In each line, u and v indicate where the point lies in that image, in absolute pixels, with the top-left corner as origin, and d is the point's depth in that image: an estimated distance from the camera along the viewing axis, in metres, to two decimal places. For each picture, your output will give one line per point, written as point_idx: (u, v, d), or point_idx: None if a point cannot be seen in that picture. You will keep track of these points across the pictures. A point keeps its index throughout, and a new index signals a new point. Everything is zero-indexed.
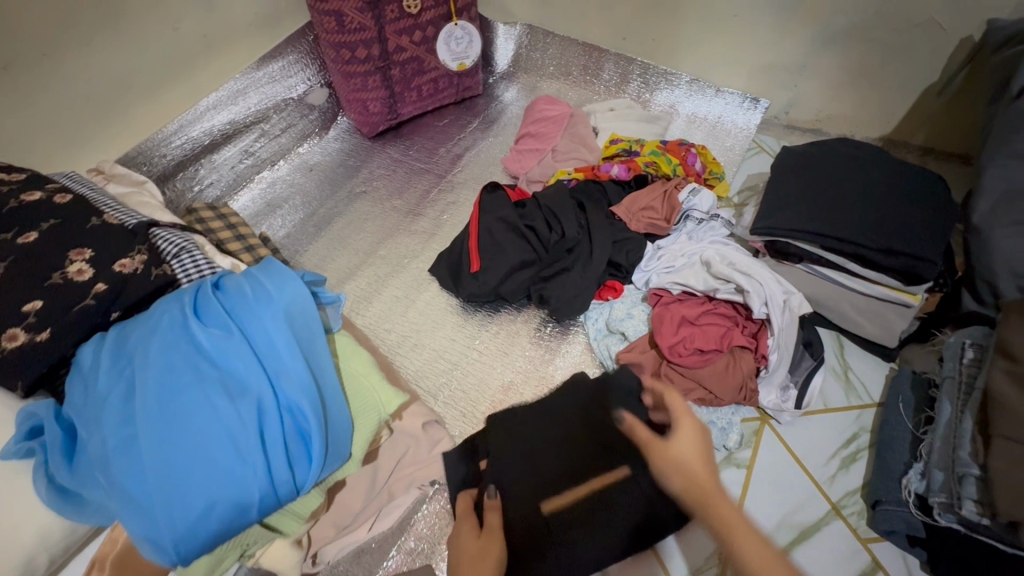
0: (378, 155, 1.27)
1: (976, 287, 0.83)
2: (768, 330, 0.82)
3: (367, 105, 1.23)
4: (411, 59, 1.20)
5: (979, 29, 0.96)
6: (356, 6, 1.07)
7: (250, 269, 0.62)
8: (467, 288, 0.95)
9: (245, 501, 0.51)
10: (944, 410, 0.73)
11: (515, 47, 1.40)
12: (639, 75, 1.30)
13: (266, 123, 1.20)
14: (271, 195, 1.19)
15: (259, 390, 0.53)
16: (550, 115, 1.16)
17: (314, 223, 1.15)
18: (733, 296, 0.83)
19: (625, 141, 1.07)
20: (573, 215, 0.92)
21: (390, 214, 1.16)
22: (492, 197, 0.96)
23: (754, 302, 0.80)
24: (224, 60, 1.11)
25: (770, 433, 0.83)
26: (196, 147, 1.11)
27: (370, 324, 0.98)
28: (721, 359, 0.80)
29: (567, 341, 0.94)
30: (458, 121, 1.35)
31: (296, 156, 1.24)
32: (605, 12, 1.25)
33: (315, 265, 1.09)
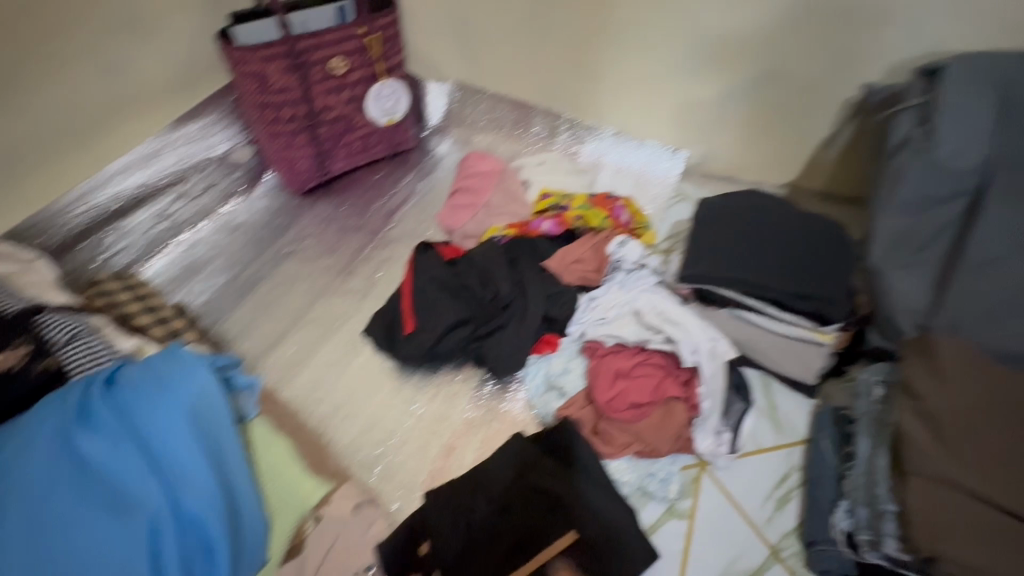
0: (307, 212, 1.24)
1: (879, 324, 0.90)
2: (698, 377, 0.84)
3: (295, 163, 1.20)
4: (339, 117, 1.20)
5: (857, 91, 1.07)
6: (279, 67, 1.06)
7: (152, 357, 0.67)
8: (402, 351, 0.92)
9: None
10: (862, 447, 0.77)
11: (446, 102, 1.42)
12: (567, 128, 1.36)
13: (184, 184, 1.14)
14: (190, 259, 1.12)
15: (156, 503, 0.58)
16: (481, 171, 1.19)
17: (238, 287, 1.10)
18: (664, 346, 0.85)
19: (555, 196, 1.10)
20: (506, 271, 0.92)
21: (321, 274, 1.12)
22: (425, 257, 0.94)
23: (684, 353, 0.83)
24: (134, 126, 1.07)
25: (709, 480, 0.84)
26: (102, 215, 1.04)
27: (299, 394, 0.93)
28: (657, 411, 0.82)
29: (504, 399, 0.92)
30: (392, 175, 1.34)
31: (218, 216, 1.18)
32: (529, 72, 1.30)
33: (239, 333, 1.02)
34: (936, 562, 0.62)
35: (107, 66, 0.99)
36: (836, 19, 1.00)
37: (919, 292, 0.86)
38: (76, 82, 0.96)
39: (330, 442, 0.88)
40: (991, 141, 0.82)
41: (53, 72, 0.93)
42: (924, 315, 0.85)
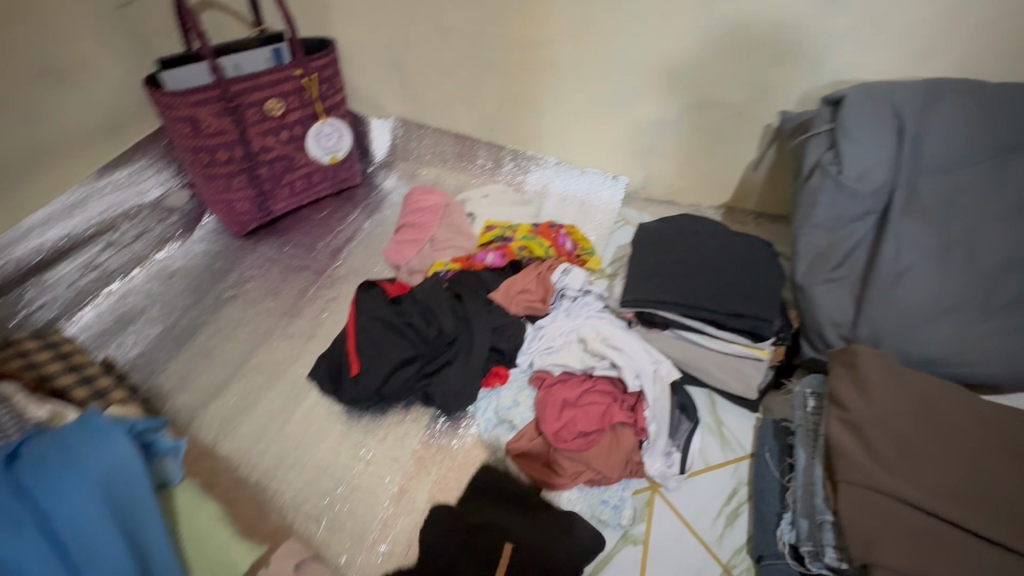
0: (249, 254, 1.21)
1: (810, 336, 0.95)
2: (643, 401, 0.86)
3: (234, 205, 1.18)
4: (279, 157, 1.19)
5: (775, 118, 1.15)
6: (212, 111, 1.04)
7: (69, 427, 0.64)
8: (348, 394, 0.89)
9: None
10: (800, 458, 0.80)
11: (390, 138, 1.43)
12: (511, 159, 1.39)
13: (114, 232, 1.10)
14: (122, 310, 1.07)
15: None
16: (426, 205, 1.20)
17: (175, 336, 1.05)
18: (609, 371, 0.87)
19: (499, 227, 1.12)
20: (448, 308, 0.93)
21: (264, 317, 1.09)
22: (368, 295, 0.94)
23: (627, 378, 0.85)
24: (57, 174, 1.02)
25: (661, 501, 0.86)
26: (22, 268, 0.98)
27: (241, 447, 0.89)
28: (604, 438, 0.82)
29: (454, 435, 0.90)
30: (338, 212, 1.33)
31: (152, 263, 1.14)
32: (470, 107, 1.33)
33: (175, 386, 0.97)
34: (870, 568, 0.64)
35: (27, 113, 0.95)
36: (750, 54, 1.08)
37: (841, 304, 0.91)
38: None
39: (275, 496, 0.84)
40: (892, 162, 0.89)
41: None
42: (847, 326, 0.90)
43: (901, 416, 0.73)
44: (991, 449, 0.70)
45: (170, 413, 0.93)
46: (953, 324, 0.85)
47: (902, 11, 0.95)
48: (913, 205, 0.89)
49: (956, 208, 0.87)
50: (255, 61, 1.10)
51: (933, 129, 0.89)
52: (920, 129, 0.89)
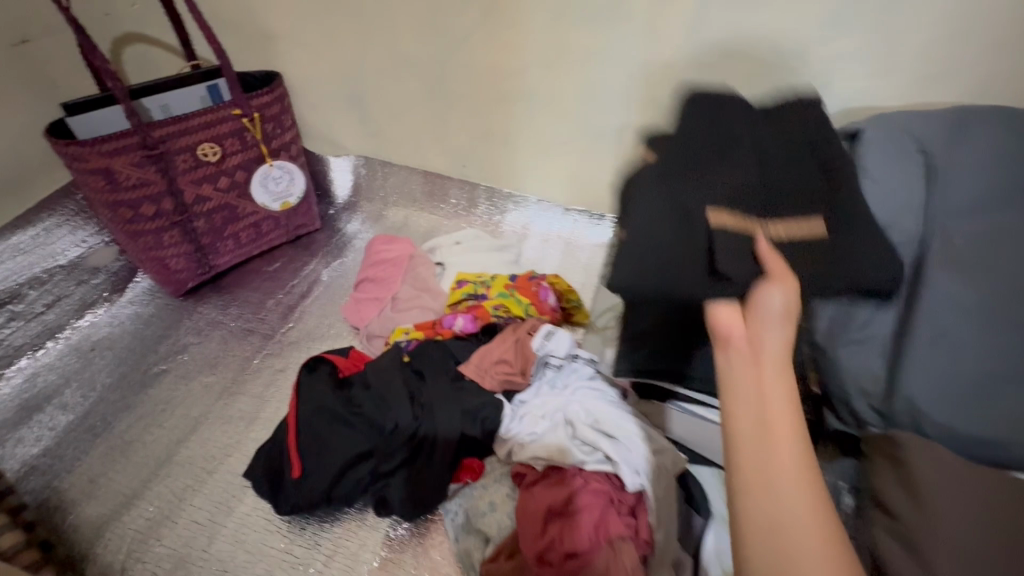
0: (186, 318, 1.05)
1: (835, 406, 0.82)
2: (646, 503, 0.70)
3: (168, 264, 1.03)
4: (220, 207, 1.04)
5: None
6: (131, 161, 0.90)
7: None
8: (289, 501, 0.74)
9: None
10: None
11: (352, 177, 1.29)
12: (486, 198, 1.25)
13: (19, 302, 0.95)
14: (28, 395, 0.90)
15: None
16: (389, 257, 1.05)
17: (87, 426, 0.88)
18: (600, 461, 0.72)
19: (471, 282, 0.98)
20: (405, 391, 0.78)
21: (199, 397, 0.93)
22: (311, 378, 0.80)
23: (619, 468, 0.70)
24: None
25: None
26: None
27: (155, 574, 0.72)
28: (599, 557, 0.64)
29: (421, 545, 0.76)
30: (293, 263, 1.18)
31: (71, 333, 0.98)
32: (439, 143, 1.19)
33: (82, 492, 0.81)
34: None
35: None
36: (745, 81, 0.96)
37: (871, 370, 0.77)
38: None
39: None
40: (921, 203, 0.76)
41: None
42: (880, 397, 0.77)
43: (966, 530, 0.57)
44: None
45: (72, 528, 0.77)
46: None
47: (914, 29, 0.84)
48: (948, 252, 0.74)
49: (993, 256, 0.71)
50: (187, 98, 0.98)
51: (967, 162, 0.76)
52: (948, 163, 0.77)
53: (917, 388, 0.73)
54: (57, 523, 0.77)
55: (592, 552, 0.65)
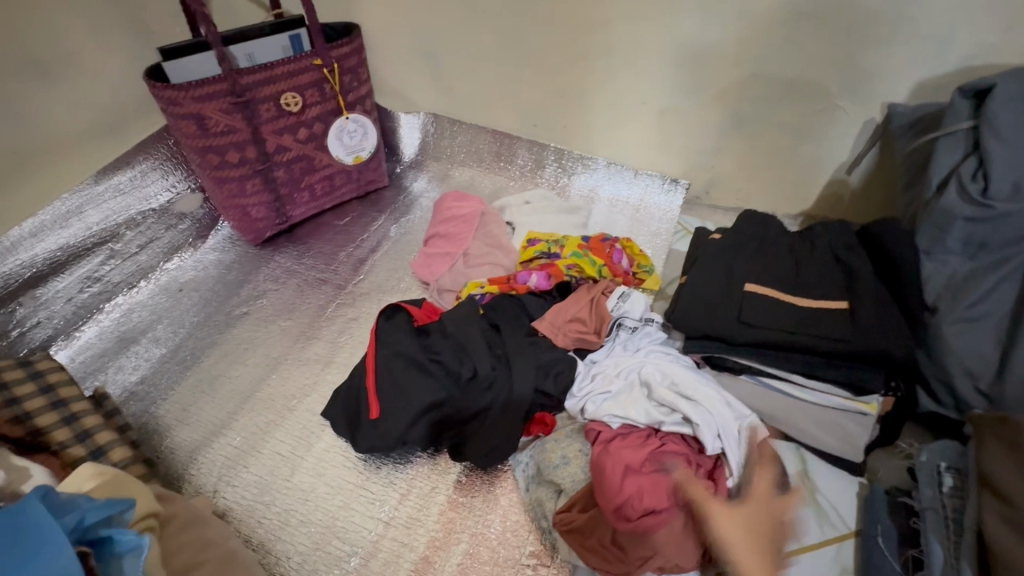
0: (264, 266, 1.08)
1: (932, 387, 0.77)
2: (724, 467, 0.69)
3: (248, 212, 1.06)
4: (298, 158, 1.06)
5: (879, 111, 0.95)
6: (219, 107, 0.92)
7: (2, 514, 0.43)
8: (367, 441, 0.76)
9: None
10: (935, 553, 0.62)
11: (420, 135, 1.29)
12: (555, 160, 1.22)
13: (117, 241, 1.00)
14: (125, 327, 0.96)
15: None
16: (460, 213, 1.05)
17: (179, 361, 0.93)
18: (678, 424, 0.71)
19: (543, 242, 0.96)
20: (484, 344, 0.78)
21: (278, 339, 0.97)
22: (391, 325, 0.82)
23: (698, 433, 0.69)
24: (50, 180, 0.92)
25: None
26: (13, 283, 0.89)
27: (243, 499, 0.77)
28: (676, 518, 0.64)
29: (491, 493, 0.77)
30: (362, 218, 1.20)
31: (161, 274, 1.02)
32: (511, 100, 1.17)
33: (176, 420, 0.86)
34: None
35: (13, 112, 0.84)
36: (853, 34, 0.89)
37: (980, 351, 0.72)
38: None
39: (280, 563, 0.71)
40: None
41: None
42: (988, 379, 0.72)
43: None
44: None
45: (169, 452, 0.82)
46: None
47: None
48: None
49: None
50: (270, 51, 0.98)
51: None
52: None
53: None
54: (155, 446, 0.83)
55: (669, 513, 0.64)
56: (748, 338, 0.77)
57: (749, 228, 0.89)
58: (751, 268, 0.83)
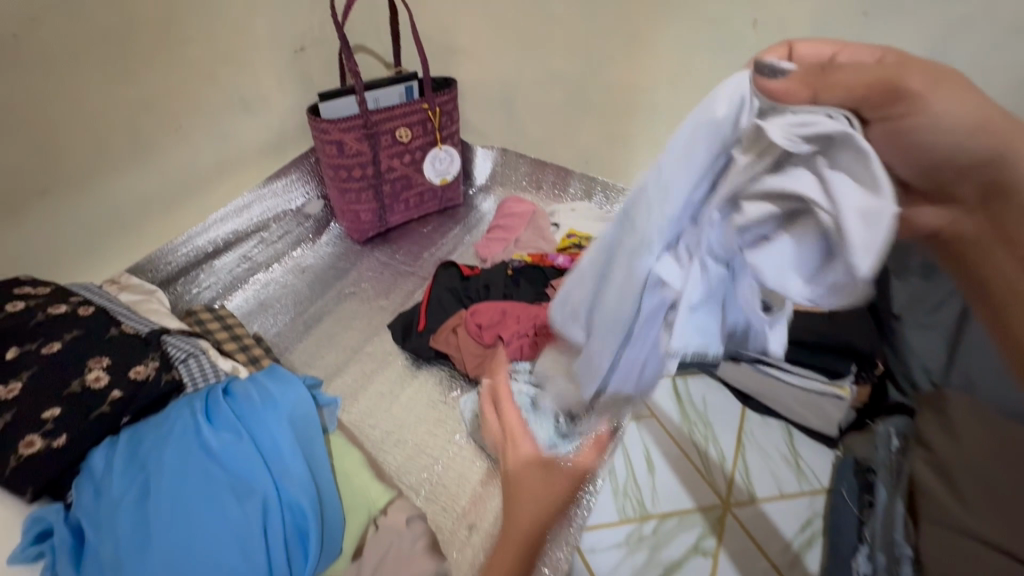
0: (367, 258, 1.38)
1: (897, 380, 0.95)
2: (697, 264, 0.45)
3: (359, 216, 1.36)
4: (400, 177, 1.37)
5: None
6: (355, 137, 1.24)
7: (254, 375, 0.67)
8: (413, 343, 1.09)
9: None
10: (881, 493, 0.81)
11: (491, 164, 1.59)
12: (601, 191, 1.49)
13: (266, 231, 1.31)
14: (264, 296, 1.24)
15: (264, 489, 0.56)
16: (517, 212, 1.36)
17: (303, 322, 1.22)
18: (817, 128, 0.39)
19: (578, 237, 1.27)
20: (500, 284, 1.11)
21: (377, 313, 1.25)
22: (445, 272, 1.15)
23: (868, 149, 0.37)
24: (233, 182, 1.23)
25: (732, 520, 0.90)
26: (199, 255, 1.20)
27: (355, 422, 1.04)
28: (488, 332, 1.01)
29: None
30: (441, 228, 1.49)
31: (289, 259, 1.32)
32: (569, 141, 1.45)
33: (303, 363, 1.14)
34: None
35: (218, 132, 1.16)
36: None
37: None
38: (194, 144, 1.12)
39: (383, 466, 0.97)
40: None
41: (177, 132, 1.09)
42: None
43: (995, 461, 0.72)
44: None
45: None
46: None
47: None
48: None
49: None
50: (390, 95, 1.27)
51: None
52: None
53: None
54: None
55: (487, 330, 1.01)
56: None
57: None
58: None
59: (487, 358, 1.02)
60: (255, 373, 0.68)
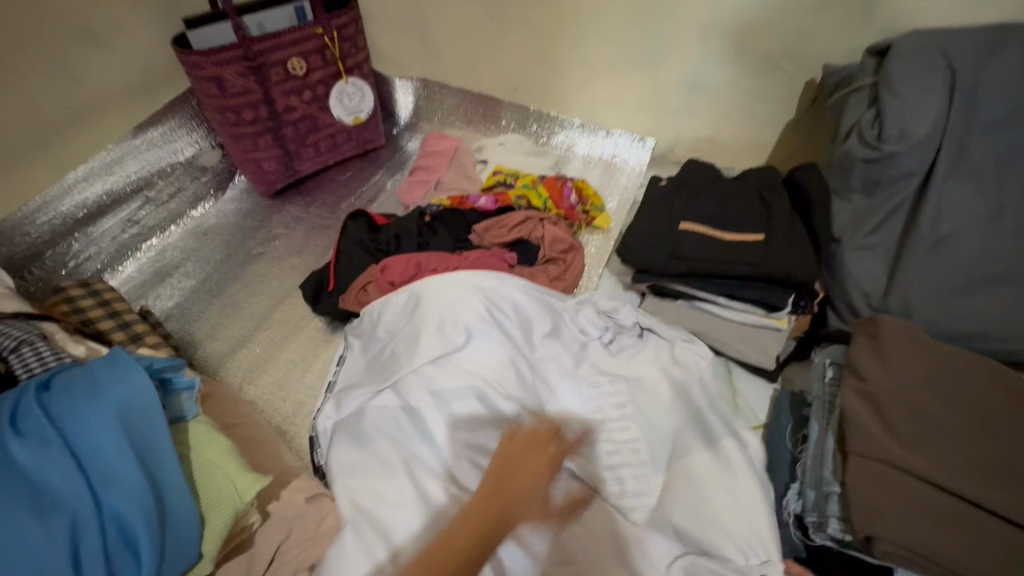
0: (276, 214, 1.22)
1: (836, 307, 0.90)
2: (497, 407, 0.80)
3: (261, 165, 1.19)
4: (303, 117, 1.19)
5: (817, 72, 1.05)
6: (237, 71, 1.06)
7: (90, 360, 0.56)
8: (324, 306, 0.99)
9: None
10: (813, 428, 0.78)
11: (413, 98, 1.42)
12: (535, 121, 1.35)
13: (150, 190, 1.15)
14: (161, 263, 1.11)
15: (76, 505, 0.46)
16: (438, 149, 1.23)
17: (206, 290, 1.08)
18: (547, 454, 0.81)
19: (504, 174, 1.14)
20: (415, 236, 1.00)
21: (289, 274, 1.12)
22: (354, 223, 1.02)
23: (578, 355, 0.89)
24: (96, 132, 1.07)
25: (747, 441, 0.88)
26: (68, 222, 1.04)
27: (265, 394, 0.95)
28: None
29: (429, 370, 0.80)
30: (361, 174, 1.33)
31: (187, 220, 1.17)
32: (494, 66, 1.29)
33: (206, 335, 1.03)
34: (874, 542, 0.62)
35: (62, 73, 0.99)
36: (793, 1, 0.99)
37: (872, 273, 0.86)
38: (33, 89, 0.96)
39: (296, 438, 0.89)
40: (938, 119, 0.80)
41: (6, 73, 0.92)
42: (878, 296, 0.86)
43: (922, 389, 0.70)
44: (1013, 416, 0.67)
45: (203, 359, 0.99)
46: (995, 295, 0.80)
47: None
48: (961, 164, 0.81)
49: (1007, 171, 0.80)
50: (278, 18, 1.09)
51: (995, 81, 0.80)
52: (974, 84, 0.80)
53: (914, 289, 0.82)
54: (191, 356, 1.00)
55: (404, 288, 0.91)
56: (686, 271, 0.90)
57: (694, 173, 1.02)
58: (689, 208, 0.96)
59: None
60: (91, 360, 0.57)
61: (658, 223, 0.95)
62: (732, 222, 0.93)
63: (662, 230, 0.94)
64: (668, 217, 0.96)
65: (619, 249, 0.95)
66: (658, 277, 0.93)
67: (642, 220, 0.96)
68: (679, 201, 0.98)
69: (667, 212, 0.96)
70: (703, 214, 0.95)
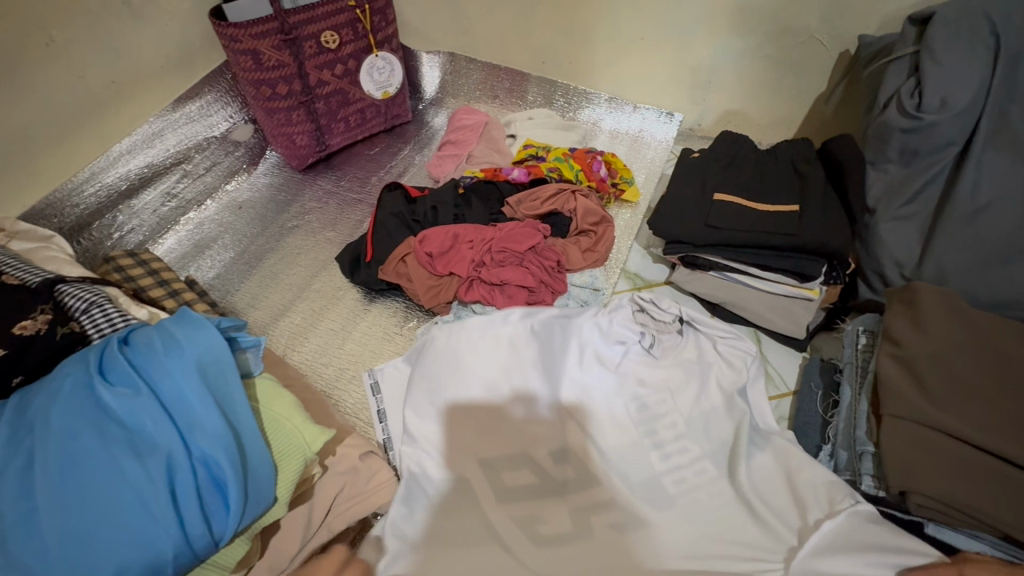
0: (308, 187, 1.25)
1: (868, 278, 0.91)
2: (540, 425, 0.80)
3: (294, 139, 1.21)
4: (335, 91, 1.20)
5: (853, 43, 1.04)
6: (272, 44, 1.07)
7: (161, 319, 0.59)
8: (361, 276, 1.01)
9: (157, 560, 0.47)
10: (845, 393, 0.80)
11: (440, 73, 1.42)
12: (562, 96, 1.35)
13: (188, 163, 1.17)
14: (199, 236, 1.14)
15: (170, 448, 0.50)
16: (468, 124, 1.24)
17: (245, 262, 1.11)
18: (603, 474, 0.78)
19: (534, 147, 1.15)
20: (450, 208, 1.02)
21: (324, 247, 1.15)
22: (390, 195, 1.04)
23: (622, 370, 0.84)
24: (136, 106, 1.08)
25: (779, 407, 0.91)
26: (112, 194, 1.07)
27: (308, 359, 0.99)
28: (442, 270, 0.94)
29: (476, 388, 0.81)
30: (390, 149, 1.34)
31: (223, 194, 1.20)
32: (522, 38, 1.29)
33: (247, 304, 1.06)
34: (909, 496, 0.65)
35: (104, 47, 1.01)
36: None
37: (906, 242, 0.87)
38: (79, 62, 0.97)
39: (340, 403, 0.93)
40: (980, 88, 0.80)
41: (52, 48, 0.93)
42: (911, 266, 0.87)
43: (960, 353, 0.71)
44: None
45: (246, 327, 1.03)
46: None
47: None
48: (1000, 134, 0.81)
49: None
50: None
51: None
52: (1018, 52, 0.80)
53: (949, 258, 0.83)
54: None
55: (441, 260, 0.94)
56: (720, 242, 0.91)
57: (726, 145, 1.02)
58: (721, 180, 0.97)
59: (445, 286, 0.95)
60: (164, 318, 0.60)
61: (691, 194, 0.96)
62: (765, 193, 0.94)
63: (695, 201, 0.95)
64: (701, 188, 0.97)
65: (651, 219, 0.96)
66: (691, 248, 0.95)
67: (676, 192, 0.97)
68: (711, 173, 0.99)
69: (700, 184, 0.97)
70: (736, 185, 0.96)
